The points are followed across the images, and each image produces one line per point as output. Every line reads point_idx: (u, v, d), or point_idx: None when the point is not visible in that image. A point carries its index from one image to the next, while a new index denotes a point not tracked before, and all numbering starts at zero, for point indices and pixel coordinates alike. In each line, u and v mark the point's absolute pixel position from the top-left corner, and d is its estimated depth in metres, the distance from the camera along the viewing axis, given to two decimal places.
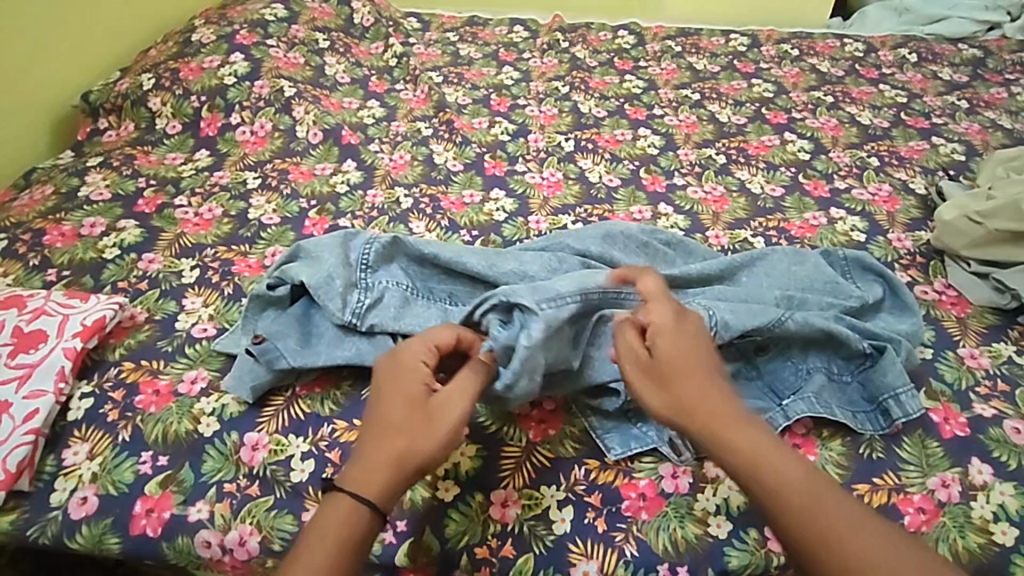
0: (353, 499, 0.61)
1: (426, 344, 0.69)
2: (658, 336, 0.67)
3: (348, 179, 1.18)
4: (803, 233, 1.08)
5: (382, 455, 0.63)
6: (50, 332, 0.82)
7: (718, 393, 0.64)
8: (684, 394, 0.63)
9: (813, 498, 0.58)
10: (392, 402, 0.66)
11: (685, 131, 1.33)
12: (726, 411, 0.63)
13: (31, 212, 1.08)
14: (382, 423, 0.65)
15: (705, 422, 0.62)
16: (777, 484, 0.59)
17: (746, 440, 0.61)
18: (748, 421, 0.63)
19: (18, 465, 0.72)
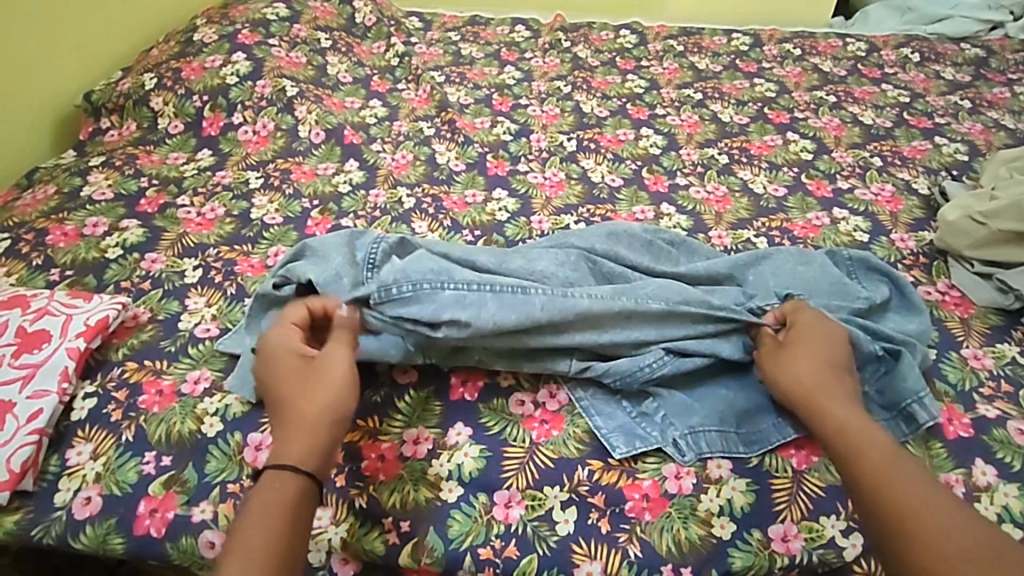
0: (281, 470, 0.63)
1: (285, 326, 0.74)
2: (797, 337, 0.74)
3: (351, 179, 1.18)
4: (806, 234, 1.07)
5: (291, 427, 0.66)
6: (53, 332, 0.82)
7: (843, 388, 0.70)
8: (809, 378, 0.70)
9: (910, 480, 0.60)
10: (288, 380, 0.70)
11: (688, 131, 1.33)
12: (842, 399, 0.68)
13: (34, 211, 1.08)
14: (286, 401, 0.68)
15: (813, 387, 0.69)
16: (878, 459, 0.62)
17: (853, 426, 0.65)
18: (858, 410, 0.68)
19: (22, 465, 0.72)
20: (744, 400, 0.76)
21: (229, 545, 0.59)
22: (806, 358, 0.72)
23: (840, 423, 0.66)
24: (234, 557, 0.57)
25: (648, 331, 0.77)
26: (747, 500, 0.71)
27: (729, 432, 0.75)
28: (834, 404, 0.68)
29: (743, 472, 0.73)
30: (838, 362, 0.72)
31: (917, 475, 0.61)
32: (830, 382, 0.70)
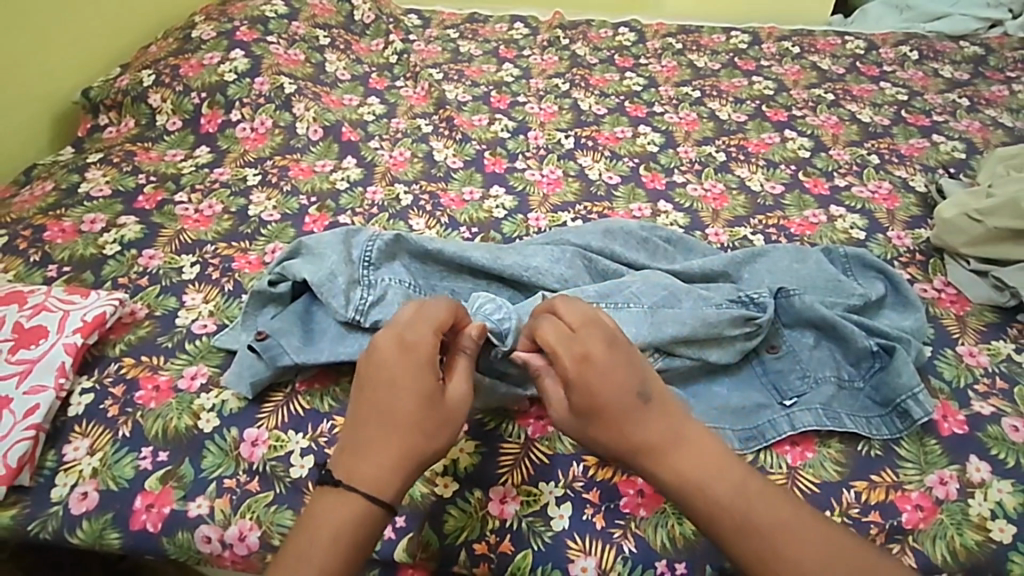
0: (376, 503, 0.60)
1: (429, 330, 0.66)
2: (577, 387, 0.63)
3: (349, 176, 1.18)
4: (803, 231, 1.08)
5: (394, 453, 0.62)
6: (50, 328, 0.82)
7: (665, 429, 0.63)
8: (626, 441, 0.62)
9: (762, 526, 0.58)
10: (407, 393, 0.63)
11: (686, 128, 1.33)
12: (668, 449, 0.62)
13: (31, 208, 1.08)
14: (394, 414, 0.62)
15: (637, 447, 0.62)
16: (731, 523, 0.59)
17: (689, 478, 0.61)
18: (688, 453, 0.62)
19: (19, 460, 0.72)
20: (738, 398, 0.77)
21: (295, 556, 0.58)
22: (605, 413, 0.62)
23: (682, 490, 0.61)
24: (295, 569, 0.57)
25: (642, 328, 0.75)
26: None
27: (725, 428, 0.75)
28: (665, 460, 0.62)
29: None
30: (634, 398, 0.63)
31: (772, 517, 0.59)
32: (652, 434, 0.62)
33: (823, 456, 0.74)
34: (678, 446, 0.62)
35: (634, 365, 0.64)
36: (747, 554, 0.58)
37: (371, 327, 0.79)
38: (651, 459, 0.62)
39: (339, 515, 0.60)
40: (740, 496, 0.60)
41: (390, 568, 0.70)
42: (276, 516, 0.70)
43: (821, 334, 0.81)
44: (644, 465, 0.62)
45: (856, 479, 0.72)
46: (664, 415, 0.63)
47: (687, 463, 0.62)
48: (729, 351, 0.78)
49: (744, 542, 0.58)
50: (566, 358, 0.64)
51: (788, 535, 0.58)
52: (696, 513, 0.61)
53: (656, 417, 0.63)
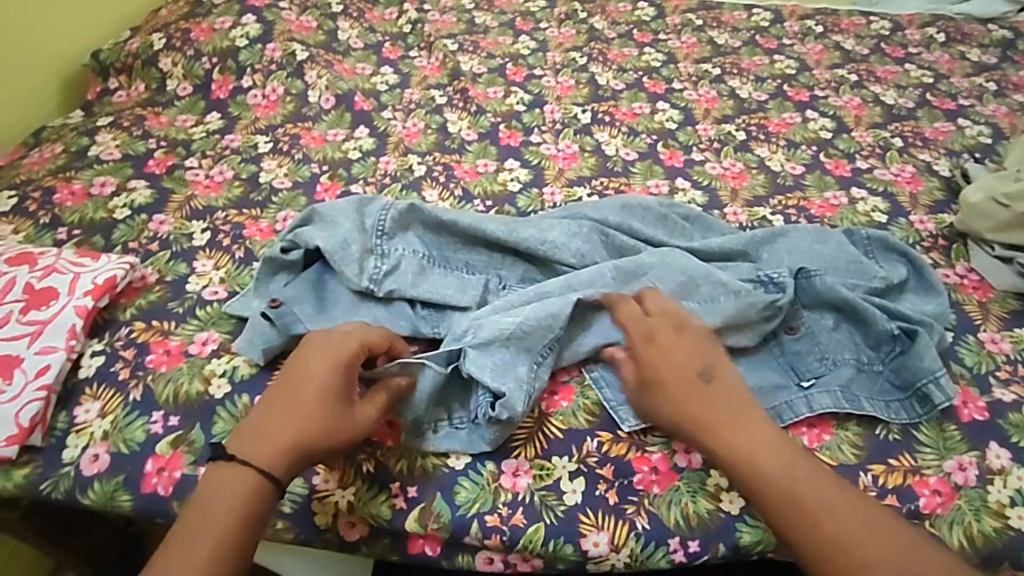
0: (236, 465, 0.61)
1: (359, 343, 0.68)
2: (645, 357, 0.69)
3: (362, 145, 1.16)
4: (823, 213, 1.06)
5: (286, 436, 0.62)
6: (61, 289, 0.81)
7: (720, 404, 0.65)
8: (686, 409, 0.65)
9: (817, 505, 0.60)
10: (313, 380, 0.65)
11: (705, 106, 1.31)
12: (728, 421, 0.64)
13: (41, 169, 1.07)
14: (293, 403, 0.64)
15: (697, 418, 0.65)
16: (772, 495, 0.61)
17: (750, 452, 0.63)
18: (748, 428, 0.64)
19: (31, 420, 0.72)
20: (754, 379, 0.76)
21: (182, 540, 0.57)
22: (666, 383, 0.67)
23: (731, 462, 0.63)
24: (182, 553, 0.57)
25: None
26: None
27: None
28: (723, 433, 0.64)
29: None
30: (693, 373, 0.67)
31: (811, 489, 0.60)
32: (709, 407, 0.65)
33: (840, 439, 0.73)
34: (740, 423, 0.64)
35: (699, 347, 0.69)
36: (796, 524, 0.59)
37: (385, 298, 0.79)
38: (711, 431, 0.64)
39: (206, 491, 0.60)
40: (784, 470, 0.61)
41: (401, 539, 0.70)
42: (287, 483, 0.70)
43: (841, 316, 0.79)
44: (699, 437, 0.65)
45: (873, 463, 0.71)
46: (723, 391, 0.66)
47: (748, 439, 0.63)
48: (746, 331, 0.77)
49: (793, 511, 0.60)
50: (636, 331, 0.71)
51: (826, 510, 0.59)
52: (744, 485, 0.62)
53: (713, 394, 0.66)
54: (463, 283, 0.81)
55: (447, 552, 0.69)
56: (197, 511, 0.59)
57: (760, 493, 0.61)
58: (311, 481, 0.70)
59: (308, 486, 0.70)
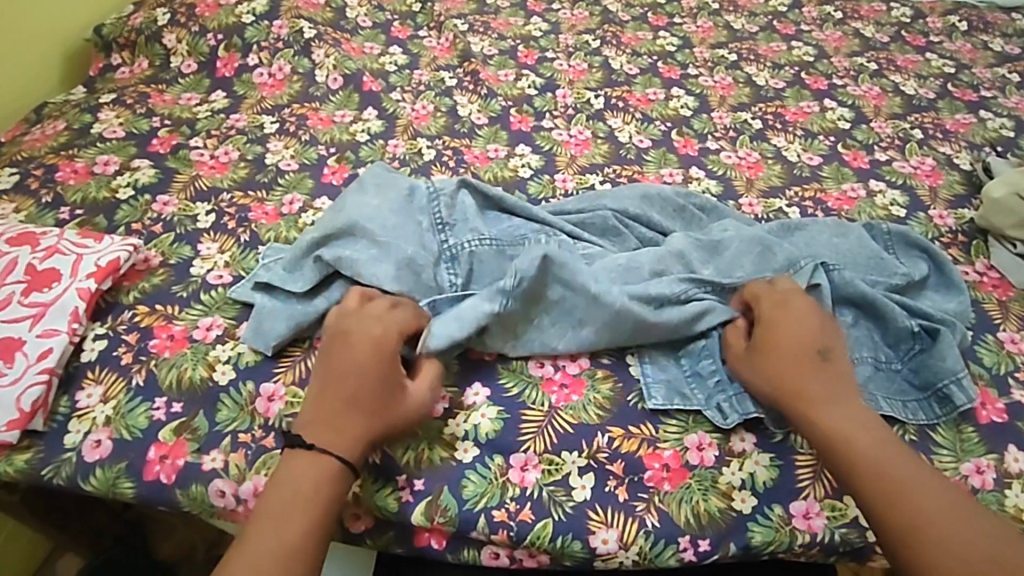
0: (314, 453, 0.63)
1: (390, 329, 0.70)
2: (767, 327, 0.71)
3: (369, 127, 1.13)
4: (840, 206, 1.03)
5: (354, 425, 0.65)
6: (63, 271, 0.80)
7: (831, 382, 0.67)
8: (790, 378, 0.67)
9: (910, 491, 0.60)
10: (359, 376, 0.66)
11: (721, 93, 1.27)
12: (832, 398, 0.66)
13: (43, 147, 1.05)
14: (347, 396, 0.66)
15: (797, 388, 0.67)
16: (864, 471, 0.61)
17: (846, 429, 0.64)
18: (848, 408, 0.66)
19: (33, 404, 0.71)
20: None
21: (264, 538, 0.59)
22: (778, 352, 0.69)
23: (831, 434, 0.64)
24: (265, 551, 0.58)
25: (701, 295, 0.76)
26: (770, 476, 0.69)
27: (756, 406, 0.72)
28: (821, 406, 0.66)
29: (767, 447, 0.70)
30: (812, 351, 0.68)
31: (912, 472, 0.61)
32: (822, 383, 0.67)
33: None
34: (844, 403, 0.66)
35: (824, 330, 0.70)
36: (880, 501, 0.60)
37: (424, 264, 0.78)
38: (808, 403, 0.66)
39: (282, 492, 0.62)
40: (888, 450, 0.62)
41: (406, 532, 0.69)
42: None
43: (860, 313, 0.78)
44: (802, 408, 0.66)
45: None
46: (836, 374, 0.68)
47: (847, 416, 0.65)
48: None
49: (881, 489, 0.60)
50: (765, 305, 0.72)
51: (925, 493, 0.59)
52: (839, 458, 0.63)
53: (827, 372, 0.68)
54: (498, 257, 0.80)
55: (453, 545, 0.68)
56: (275, 509, 0.61)
57: (847, 466, 0.62)
58: None
59: None
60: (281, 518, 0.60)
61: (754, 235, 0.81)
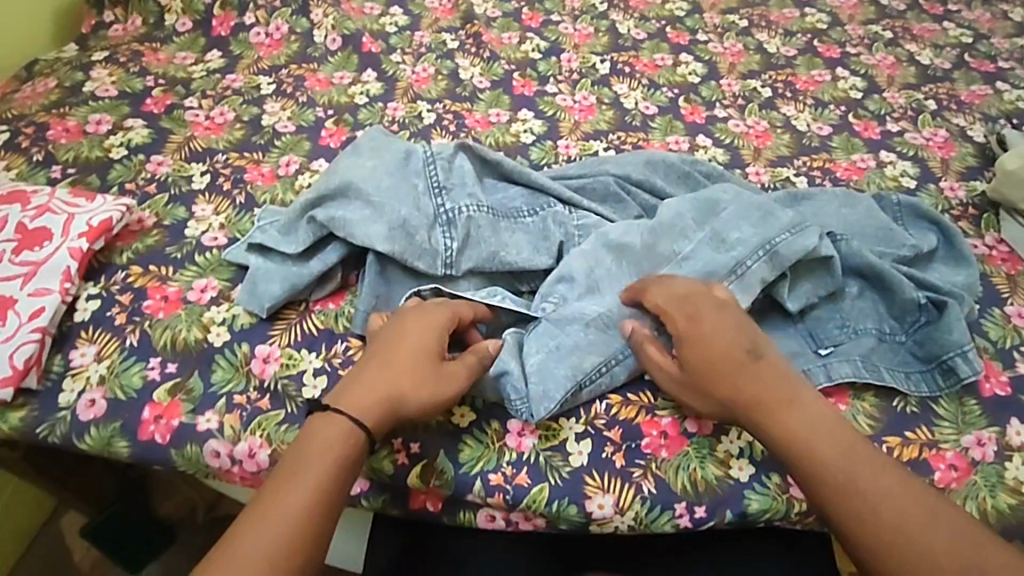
0: (329, 414, 0.61)
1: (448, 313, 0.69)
2: (689, 342, 0.65)
3: (369, 90, 1.11)
4: (849, 176, 1.01)
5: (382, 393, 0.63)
6: (54, 230, 0.78)
7: (766, 387, 0.63)
8: (734, 394, 0.63)
9: (875, 496, 0.57)
10: (415, 337, 0.66)
11: (730, 60, 1.24)
12: (777, 403, 0.62)
13: (34, 105, 1.03)
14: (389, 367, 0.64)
15: (745, 404, 0.63)
16: (832, 488, 0.58)
17: (799, 439, 0.61)
18: (798, 409, 0.62)
19: (26, 362, 0.70)
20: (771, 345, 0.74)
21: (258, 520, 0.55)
22: (715, 366, 0.64)
23: (782, 447, 0.61)
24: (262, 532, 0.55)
25: (701, 265, 0.74)
26: None
27: None
28: (772, 414, 0.62)
29: None
30: (739, 357, 0.64)
31: (867, 474, 0.58)
32: (758, 389, 0.63)
33: (857, 409, 0.71)
34: (790, 406, 0.62)
35: (749, 329, 0.66)
36: (849, 518, 0.57)
37: (419, 226, 0.76)
38: (760, 413, 0.62)
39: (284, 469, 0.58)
40: (837, 453, 0.60)
41: (401, 495, 0.68)
42: (287, 435, 0.68)
43: (866, 284, 0.76)
44: (753, 423, 0.62)
45: (889, 435, 0.69)
46: (774, 372, 0.64)
47: (798, 421, 0.61)
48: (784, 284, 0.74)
49: (847, 501, 0.58)
50: (677, 316, 0.67)
51: (883, 493, 0.57)
52: (794, 470, 0.61)
53: (755, 377, 0.63)
54: (495, 223, 0.78)
55: (449, 509, 0.68)
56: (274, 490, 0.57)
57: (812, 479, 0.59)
58: None
59: None
60: (296, 485, 0.57)
61: (754, 201, 0.78)
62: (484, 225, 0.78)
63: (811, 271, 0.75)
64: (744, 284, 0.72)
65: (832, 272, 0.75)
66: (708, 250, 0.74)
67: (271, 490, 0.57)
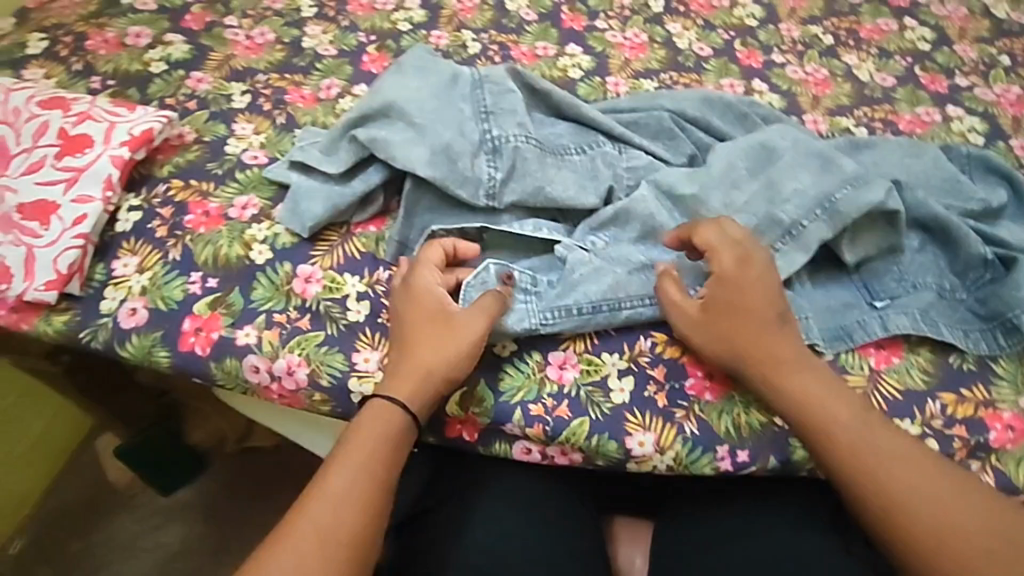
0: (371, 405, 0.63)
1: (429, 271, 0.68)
2: (724, 288, 0.65)
3: (411, 17, 1.05)
4: (912, 129, 0.96)
5: (409, 369, 0.64)
6: (96, 138, 0.77)
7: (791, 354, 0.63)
8: (751, 344, 0.63)
9: (880, 457, 0.59)
10: (409, 312, 0.66)
11: (791, 4, 1.15)
12: (793, 361, 0.63)
13: (72, 14, 1.00)
14: (412, 343, 0.65)
15: (761, 355, 0.63)
16: (842, 448, 0.59)
17: (809, 395, 0.61)
18: (810, 369, 0.63)
19: (69, 267, 0.70)
20: (825, 295, 0.72)
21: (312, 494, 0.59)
22: (742, 315, 0.64)
23: (791, 403, 0.62)
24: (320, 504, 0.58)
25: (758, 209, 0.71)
26: None
27: (809, 320, 0.70)
28: (784, 371, 0.62)
29: None
30: (767, 322, 0.64)
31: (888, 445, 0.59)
32: (786, 353, 0.63)
33: (910, 363, 0.69)
34: (803, 365, 0.63)
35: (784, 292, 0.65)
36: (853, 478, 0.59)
37: (463, 153, 0.73)
38: (772, 367, 0.63)
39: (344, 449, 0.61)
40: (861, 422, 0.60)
41: (437, 422, 0.68)
42: (326, 356, 0.68)
43: (928, 237, 0.73)
44: (764, 375, 0.63)
45: (943, 391, 0.68)
46: (794, 335, 0.64)
47: (809, 380, 0.62)
48: (843, 237, 0.71)
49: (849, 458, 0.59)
50: (722, 261, 0.66)
51: (894, 458, 0.59)
52: (801, 424, 0.61)
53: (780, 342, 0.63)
54: (542, 155, 0.75)
55: (485, 438, 0.67)
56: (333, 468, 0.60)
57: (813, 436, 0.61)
58: (352, 358, 0.68)
59: (348, 363, 0.68)
60: (347, 464, 0.60)
61: (814, 148, 0.73)
62: (531, 156, 0.74)
63: (873, 224, 0.72)
64: (795, 250, 0.70)
65: (895, 227, 0.71)
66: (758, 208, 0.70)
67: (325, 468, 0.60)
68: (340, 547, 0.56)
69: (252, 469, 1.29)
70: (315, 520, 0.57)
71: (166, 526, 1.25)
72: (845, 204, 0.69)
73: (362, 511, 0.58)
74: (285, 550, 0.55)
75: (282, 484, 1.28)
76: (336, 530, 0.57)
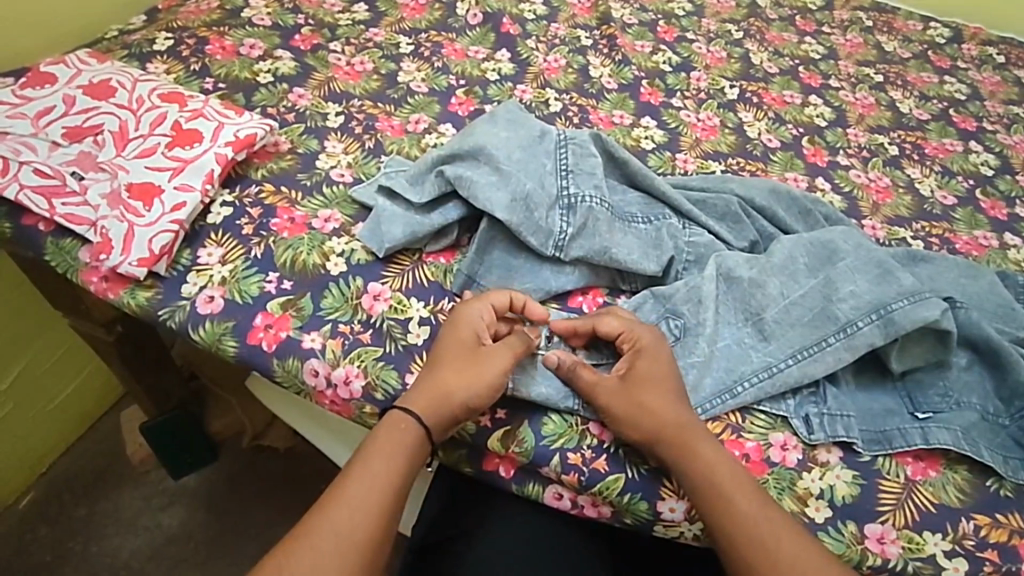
0: (394, 415, 0.66)
1: (484, 305, 0.72)
2: (640, 378, 0.67)
3: (500, 68, 1.11)
4: (969, 250, 0.98)
5: (432, 386, 0.67)
6: (205, 134, 0.83)
7: (647, 396, 0.66)
8: (665, 415, 0.66)
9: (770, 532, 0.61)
10: (449, 338, 0.70)
11: (861, 111, 1.19)
12: (691, 438, 0.65)
13: (196, 19, 1.08)
14: (439, 364, 0.68)
15: (674, 433, 0.65)
16: (733, 521, 0.62)
17: (716, 468, 0.64)
18: (704, 448, 0.65)
19: (162, 248, 0.75)
20: (868, 400, 0.73)
21: (331, 502, 0.62)
22: (643, 397, 0.66)
23: (697, 470, 0.64)
24: (338, 510, 0.61)
25: (813, 304, 0.73)
26: (850, 492, 0.68)
27: (851, 420, 0.71)
28: (690, 445, 0.65)
29: (852, 464, 0.70)
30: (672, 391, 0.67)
31: (743, 482, 0.64)
32: (654, 410, 0.66)
33: (947, 479, 0.69)
34: (702, 437, 0.65)
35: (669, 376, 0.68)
36: (744, 549, 0.61)
37: (539, 206, 0.77)
38: (679, 441, 0.65)
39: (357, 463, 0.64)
40: (705, 473, 0.64)
41: (477, 453, 0.71)
42: (382, 372, 0.71)
43: (977, 357, 0.74)
44: (669, 444, 0.65)
45: (978, 512, 0.68)
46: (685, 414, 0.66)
47: (710, 452, 0.65)
48: (893, 344, 0.72)
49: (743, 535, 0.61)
50: (640, 364, 0.68)
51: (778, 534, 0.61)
52: (703, 496, 0.63)
53: (638, 389, 0.67)
54: (613, 218, 0.79)
55: (520, 477, 0.70)
56: (354, 479, 0.63)
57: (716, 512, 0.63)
58: (405, 378, 0.71)
59: (401, 382, 0.71)
60: (361, 476, 0.63)
61: (874, 256, 0.76)
62: (602, 217, 0.78)
63: (923, 337, 0.73)
64: (845, 345, 0.71)
65: (946, 344, 0.72)
66: (814, 302, 0.73)
67: (343, 478, 0.63)
68: (352, 550, 0.59)
69: (261, 468, 1.30)
70: (331, 524, 0.60)
71: (169, 507, 1.26)
72: (897, 313, 0.71)
73: (376, 518, 0.61)
74: (306, 550, 0.59)
75: (288, 487, 1.28)
76: (353, 537, 0.60)
